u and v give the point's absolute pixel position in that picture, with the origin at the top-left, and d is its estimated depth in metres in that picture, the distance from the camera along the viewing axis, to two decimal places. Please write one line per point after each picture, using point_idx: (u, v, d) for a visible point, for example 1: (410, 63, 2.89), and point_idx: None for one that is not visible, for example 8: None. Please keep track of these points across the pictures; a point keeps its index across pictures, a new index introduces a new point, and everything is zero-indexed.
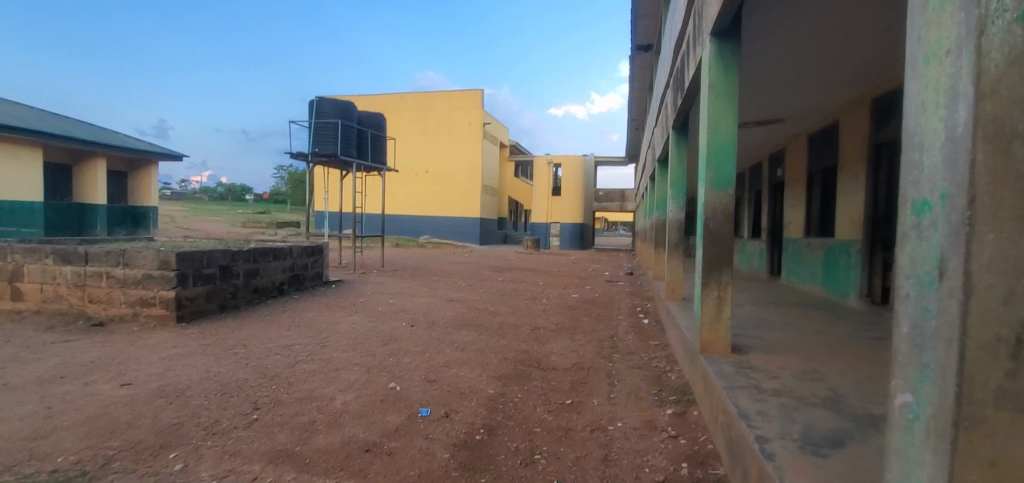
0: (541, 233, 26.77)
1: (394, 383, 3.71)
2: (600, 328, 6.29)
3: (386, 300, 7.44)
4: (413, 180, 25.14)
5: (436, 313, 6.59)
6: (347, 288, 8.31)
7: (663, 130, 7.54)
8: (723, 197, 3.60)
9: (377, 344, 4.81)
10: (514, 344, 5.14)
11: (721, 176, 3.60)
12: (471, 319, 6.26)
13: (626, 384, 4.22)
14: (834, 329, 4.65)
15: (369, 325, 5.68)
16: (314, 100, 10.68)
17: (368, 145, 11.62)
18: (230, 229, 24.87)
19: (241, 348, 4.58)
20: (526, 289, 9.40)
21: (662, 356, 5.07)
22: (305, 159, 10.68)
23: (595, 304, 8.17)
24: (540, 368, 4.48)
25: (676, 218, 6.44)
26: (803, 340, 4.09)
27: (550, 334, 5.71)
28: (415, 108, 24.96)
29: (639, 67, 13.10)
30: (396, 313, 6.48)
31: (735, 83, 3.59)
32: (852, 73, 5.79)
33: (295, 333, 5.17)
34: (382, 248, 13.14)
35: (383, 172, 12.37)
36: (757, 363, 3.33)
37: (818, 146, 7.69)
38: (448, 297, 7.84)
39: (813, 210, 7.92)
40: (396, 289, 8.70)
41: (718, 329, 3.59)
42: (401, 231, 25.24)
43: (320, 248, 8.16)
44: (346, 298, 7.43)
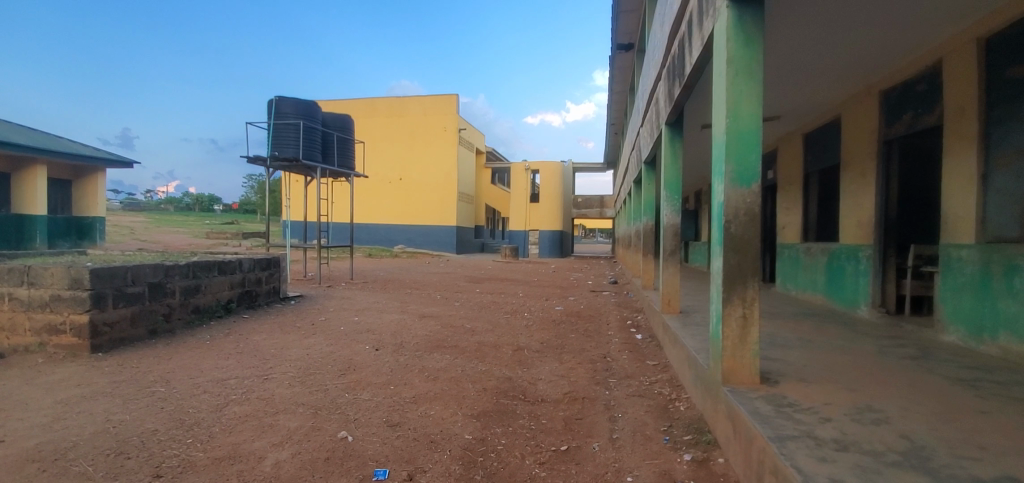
0: (519, 240, 26.17)
1: (345, 432, 2.96)
2: (590, 347, 5.62)
3: (350, 318, 6.64)
4: (386, 187, 24.22)
5: (406, 332, 5.84)
6: (307, 304, 7.48)
7: (652, 128, 6.96)
8: (745, 195, 2.97)
9: (332, 375, 4.04)
10: (495, 370, 4.42)
11: (743, 170, 2.97)
12: (446, 339, 5.52)
13: (628, 419, 3.56)
14: (860, 347, 4.08)
15: (326, 350, 4.89)
16: (274, 100, 9.85)
17: (334, 149, 10.81)
18: (192, 240, 23.53)
19: (161, 386, 3.74)
20: (505, 302, 8.70)
21: (664, 380, 4.44)
22: (263, 163, 9.82)
23: (581, 317, 7.51)
24: (527, 401, 3.78)
25: (672, 222, 5.81)
26: (834, 363, 3.51)
27: (536, 356, 5.02)
28: (388, 114, 24.16)
29: (620, 68, 12.65)
30: (361, 333, 5.70)
31: (758, 57, 2.97)
32: (860, 63, 5.31)
33: (234, 363, 4.35)
34: (351, 259, 12.27)
35: (351, 178, 11.53)
36: (797, 398, 2.71)
37: (815, 145, 7.24)
38: (421, 313, 7.07)
39: (812, 213, 7.47)
40: (362, 304, 7.90)
41: (745, 355, 2.96)
42: (374, 240, 24.26)
43: (277, 259, 7.32)
44: (305, 316, 6.61)
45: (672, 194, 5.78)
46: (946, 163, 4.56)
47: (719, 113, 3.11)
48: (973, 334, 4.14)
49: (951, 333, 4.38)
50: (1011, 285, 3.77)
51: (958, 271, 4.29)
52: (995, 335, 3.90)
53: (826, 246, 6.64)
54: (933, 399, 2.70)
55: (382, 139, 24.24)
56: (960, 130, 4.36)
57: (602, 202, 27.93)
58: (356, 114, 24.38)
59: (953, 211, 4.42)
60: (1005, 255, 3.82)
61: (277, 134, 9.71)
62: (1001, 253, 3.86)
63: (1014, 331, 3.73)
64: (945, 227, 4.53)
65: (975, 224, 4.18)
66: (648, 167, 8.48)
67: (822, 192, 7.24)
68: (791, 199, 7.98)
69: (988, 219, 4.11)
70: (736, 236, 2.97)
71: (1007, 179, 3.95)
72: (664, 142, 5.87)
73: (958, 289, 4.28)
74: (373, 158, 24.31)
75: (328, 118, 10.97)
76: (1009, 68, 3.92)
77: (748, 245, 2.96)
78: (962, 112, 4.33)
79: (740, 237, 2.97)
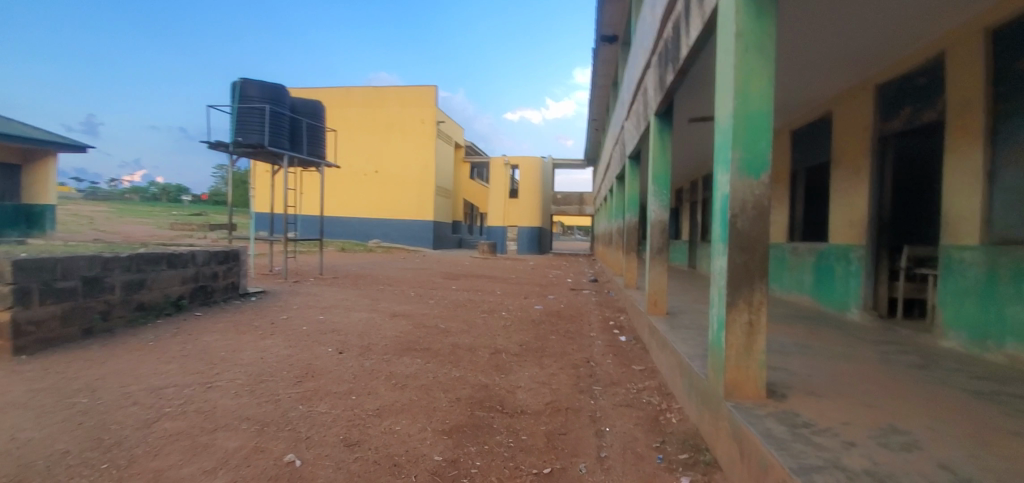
0: (497, 236, 25.78)
1: (294, 454, 2.55)
2: (573, 349, 5.29)
3: (314, 317, 6.16)
4: (361, 180, 23.52)
5: (374, 332, 5.41)
6: (269, 301, 6.96)
7: (639, 120, 6.64)
8: (753, 186, 2.63)
9: (287, 383, 3.59)
10: (470, 376, 4.04)
11: (752, 158, 2.63)
12: (418, 341, 5.11)
13: (616, 433, 3.22)
14: (861, 354, 3.82)
15: (283, 353, 4.42)
16: (238, 82, 9.26)
17: (303, 136, 10.25)
18: (155, 231, 22.50)
19: (84, 396, 3.26)
20: (483, 300, 8.32)
21: (652, 388, 4.12)
22: (225, 149, 9.22)
23: (561, 317, 7.18)
24: (505, 413, 3.40)
25: (660, 218, 5.52)
26: (839, 373, 3.22)
27: (514, 360, 4.66)
28: (364, 104, 23.46)
29: (603, 61, 12.35)
30: (324, 334, 5.23)
31: (771, 30, 2.63)
32: (858, 55, 5.06)
33: (176, 368, 3.87)
34: (321, 253, 11.71)
35: (322, 167, 10.98)
36: (812, 416, 2.39)
37: (805, 142, 7.03)
38: (391, 312, 6.63)
39: (799, 212, 7.27)
40: (330, 301, 7.41)
41: (750, 365, 2.64)
42: (348, 234, 23.58)
43: (236, 252, 6.78)
44: (265, 314, 6.11)
45: (661, 189, 5.49)
46: (948, 161, 4.34)
47: (725, 94, 2.77)
48: (976, 341, 3.93)
49: (951, 338, 4.17)
50: (1020, 289, 3.56)
51: (961, 274, 4.07)
52: (1002, 343, 3.69)
53: (814, 245, 6.44)
54: (959, 419, 2.43)
55: (357, 130, 23.54)
56: (966, 126, 4.13)
57: (581, 199, 27.76)
58: (330, 103, 23.62)
59: (955, 211, 4.21)
60: (1014, 257, 3.61)
61: (241, 118, 9.12)
62: (1009, 255, 3.65)
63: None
64: (946, 228, 4.31)
65: (980, 224, 3.97)
66: (632, 162, 8.17)
67: (810, 191, 7.03)
68: (777, 197, 7.77)
69: (994, 220, 3.90)
70: (744, 231, 2.63)
71: (1016, 178, 3.73)
72: (652, 133, 5.54)
73: (960, 294, 4.06)
74: (347, 149, 23.57)
75: (297, 103, 10.40)
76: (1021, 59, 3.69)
77: (756, 243, 2.63)
78: (967, 106, 4.11)
79: (748, 234, 2.63)
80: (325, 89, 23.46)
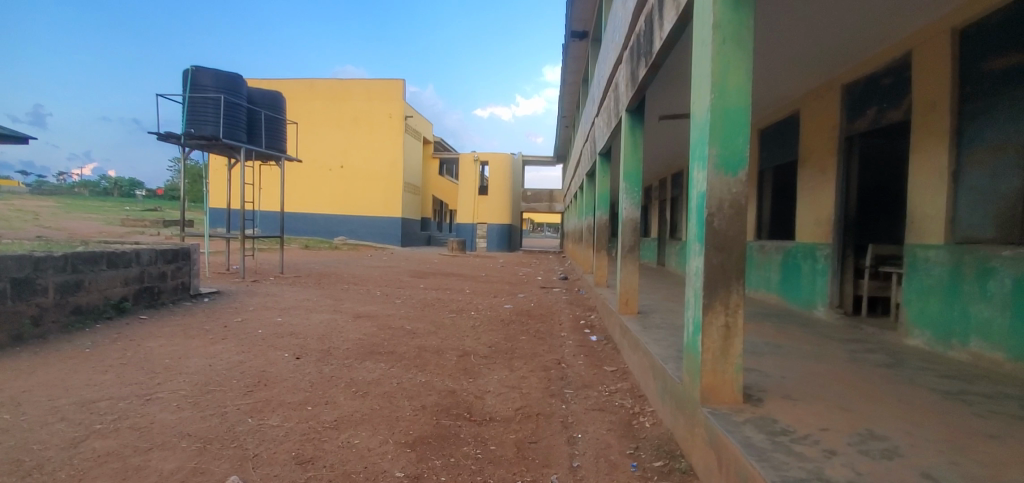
0: (467, 234, 25.52)
1: (238, 476, 2.31)
2: (543, 350, 5.15)
3: (271, 319, 5.83)
4: (326, 175, 22.88)
5: (336, 335, 5.15)
6: (223, 303, 6.59)
7: (609, 116, 6.54)
8: (731, 183, 2.51)
9: (235, 394, 3.32)
10: (436, 382, 3.84)
11: (729, 154, 2.52)
12: (382, 343, 4.87)
13: (589, 440, 3.09)
14: (830, 354, 3.80)
15: (234, 359, 4.12)
16: (190, 71, 8.81)
17: (261, 128, 9.87)
18: (104, 227, 21.30)
19: (3, 413, 2.92)
20: (451, 299, 8.11)
21: (624, 390, 4.02)
22: (176, 141, 8.74)
23: (532, 316, 7.05)
24: (472, 421, 3.22)
25: (631, 216, 5.44)
26: (813, 375, 3.17)
27: (483, 363, 4.49)
28: (328, 97, 22.82)
29: (573, 57, 12.27)
30: (281, 338, 4.94)
31: (748, 22, 2.52)
32: (826, 55, 5.07)
33: (113, 379, 3.54)
34: (282, 251, 11.26)
35: (282, 161, 10.55)
36: (790, 423, 2.30)
37: (772, 141, 7.08)
38: (355, 313, 6.36)
39: (766, 210, 7.32)
40: (290, 302, 7.08)
41: (726, 370, 2.53)
42: (313, 231, 22.91)
43: (186, 251, 6.42)
44: (218, 317, 5.76)
45: (632, 186, 5.40)
46: (913, 160, 4.39)
47: (702, 88, 2.65)
48: (940, 338, 3.98)
49: (916, 336, 4.21)
50: (984, 288, 3.60)
51: (925, 273, 4.12)
52: (966, 341, 3.74)
53: (781, 244, 6.49)
54: (935, 422, 2.39)
55: (322, 124, 22.87)
56: (931, 125, 4.16)
57: (551, 196, 27.76)
58: (293, 96, 22.88)
59: (921, 210, 4.25)
60: (978, 256, 3.66)
61: (193, 109, 8.67)
62: (974, 253, 3.70)
63: (987, 337, 3.56)
64: (911, 226, 4.35)
65: (945, 223, 4.02)
66: (603, 158, 8.09)
67: (777, 189, 7.08)
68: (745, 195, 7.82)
69: (958, 219, 3.95)
70: (722, 230, 2.52)
71: (980, 177, 3.78)
72: (623, 130, 5.42)
73: (924, 292, 4.10)
74: (311, 143, 22.88)
75: (255, 94, 9.97)
76: (985, 61, 3.74)
77: (733, 243, 2.52)
78: (933, 106, 4.15)
79: (724, 233, 2.52)
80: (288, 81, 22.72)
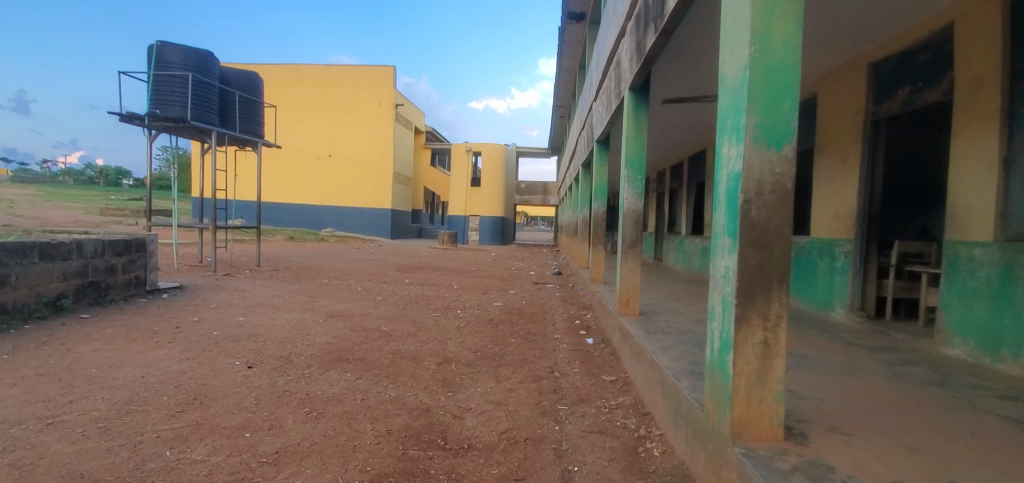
0: (458, 226, 24.91)
1: None
2: (534, 356, 4.61)
3: (232, 319, 5.24)
4: (314, 165, 22.18)
5: (301, 337, 4.58)
6: (183, 300, 6.02)
7: (609, 97, 5.96)
8: (773, 161, 1.96)
9: (159, 419, 2.75)
10: (408, 398, 3.28)
11: (771, 124, 1.96)
12: (351, 348, 4.30)
13: (588, 475, 2.54)
14: (866, 367, 3.29)
15: (174, 369, 3.54)
16: (155, 46, 8.21)
17: (234, 111, 9.27)
18: (80, 216, 20.53)
19: None
20: (436, 296, 7.54)
21: (626, 407, 3.48)
22: (139, 122, 8.13)
23: (522, 315, 6.50)
24: (447, 451, 2.67)
25: (634, 208, 4.88)
26: (858, 398, 2.64)
27: (465, 372, 3.94)
28: (315, 84, 22.08)
29: (569, 42, 11.67)
30: (237, 342, 4.34)
31: None
32: (851, 32, 4.52)
33: (18, 395, 2.98)
34: (260, 242, 10.62)
35: (259, 147, 9.92)
36: (852, 473, 1.77)
37: None
38: (328, 312, 5.77)
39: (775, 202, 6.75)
40: (259, 298, 6.49)
41: (764, 398, 2.00)
42: (300, 222, 22.25)
43: (142, 242, 5.91)
44: (171, 316, 5.19)
45: (635, 174, 4.83)
46: (954, 146, 3.86)
47: (737, 42, 2.09)
48: (986, 349, 3.45)
49: (956, 346, 3.68)
50: None
51: (969, 273, 3.60)
52: (1020, 353, 3.23)
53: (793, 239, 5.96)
54: None
55: (308, 111, 22.13)
56: (978, 106, 3.63)
57: (545, 189, 27.18)
58: (278, 82, 22.17)
59: (964, 202, 3.72)
60: None
61: (159, 87, 8.10)
62: None
63: None
64: (952, 222, 3.82)
65: (993, 218, 3.49)
66: (600, 146, 7.51)
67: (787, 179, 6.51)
68: None
69: (1010, 212, 3.42)
70: (761, 222, 1.97)
71: None
72: (626, 112, 4.86)
73: (968, 295, 3.58)
74: (297, 131, 22.12)
75: (228, 74, 9.34)
76: None
77: (775, 238, 1.97)
78: (980, 83, 3.62)
79: (764, 227, 1.97)
80: (273, 67, 21.99)
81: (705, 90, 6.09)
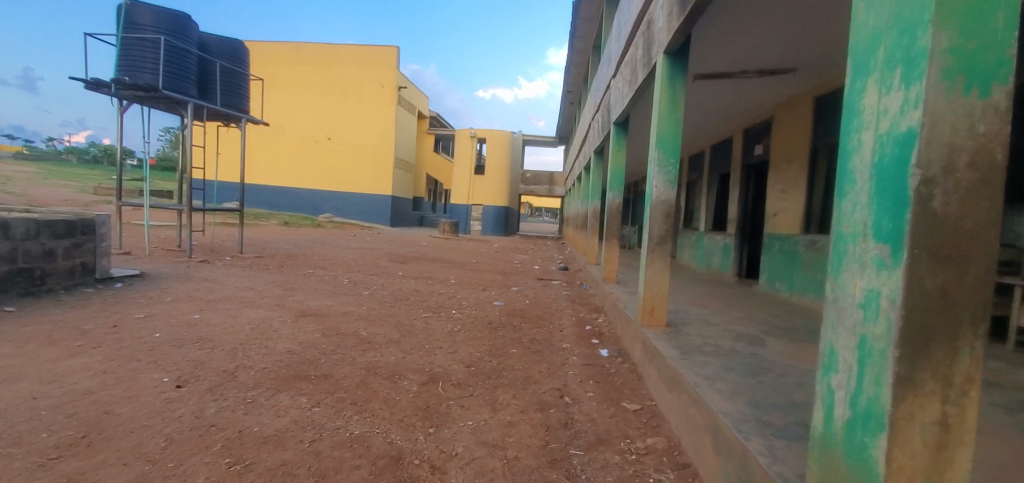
0: (461, 216, 24.09)
1: None
2: (540, 373, 3.81)
3: (184, 316, 4.43)
4: (313, 148, 21.35)
5: (258, 343, 3.80)
6: (136, 291, 5.26)
7: (635, 69, 5.12)
8: (974, 114, 1.17)
9: (19, 472, 1.96)
10: (375, 438, 2.49)
11: (975, 49, 1.17)
12: (315, 360, 3.49)
13: None
14: (982, 416, 2.47)
15: (79, 389, 2.76)
16: (125, 6, 7.46)
17: (216, 82, 8.46)
18: (69, 195, 19.79)
19: None
20: (429, 292, 6.75)
21: (660, 453, 2.66)
22: (107, 90, 7.38)
23: (526, 318, 5.69)
24: None
25: (665, 198, 4.02)
26: (1011, 478, 1.82)
27: (452, 397, 3.15)
28: (316, 63, 21.21)
29: (584, 18, 10.75)
30: (177, 349, 3.55)
31: None
32: None
33: None
34: (243, 227, 9.81)
35: (243, 123, 9.13)
36: None
37: (824, 112, 5.65)
38: (301, 310, 4.96)
39: (816, 199, 5.80)
40: (226, 289, 5.72)
41: None
42: (296, 207, 21.47)
43: (90, 223, 5.20)
44: (114, 312, 4.43)
45: (668, 156, 3.99)
46: None
47: None
48: None
49: None
50: None
51: None
52: None
53: None
54: None
55: (308, 92, 21.29)
56: None
57: (551, 180, 26.30)
58: (276, 60, 21.28)
59: None
60: None
61: (128, 53, 7.37)
62: None
63: None
64: None
65: None
66: (619, 128, 6.67)
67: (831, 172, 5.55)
68: (788, 179, 6.25)
69: None
70: (951, 220, 1.18)
71: None
72: (659, 82, 4.01)
73: None
74: (295, 112, 21.30)
75: (210, 41, 8.54)
76: None
77: (971, 249, 1.19)
78: None
79: (954, 228, 1.18)
80: (272, 45, 21.14)
81: (745, 63, 5.21)
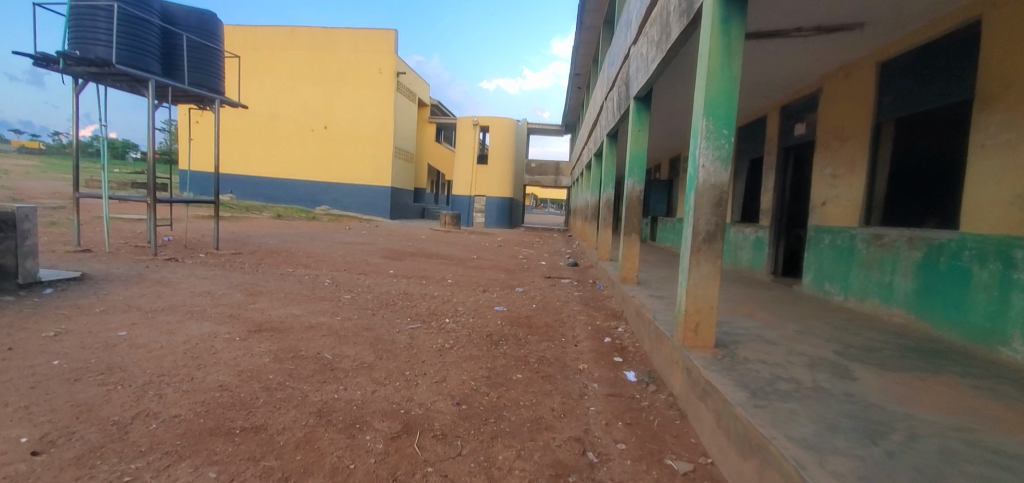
0: (463, 207, 23.04)
1: None
2: (553, 413, 2.89)
3: (107, 335, 3.54)
4: (308, 137, 20.44)
5: (183, 373, 2.91)
6: (65, 299, 4.38)
7: (666, 24, 4.15)
8: None
9: None
10: None
11: None
12: (250, 402, 2.59)
13: None
14: None
15: None
16: None
17: (182, 58, 7.54)
18: (57, 186, 18.98)
19: None
20: (420, 295, 5.83)
21: None
22: (56, 67, 6.50)
23: (533, 328, 4.78)
24: None
25: (715, 181, 3.07)
26: None
27: (430, 459, 2.24)
28: (310, 49, 20.24)
29: None
30: (70, 386, 2.67)
31: None
32: None
33: None
34: (220, 220, 8.92)
35: (217, 104, 8.23)
36: None
37: (891, 80, 4.66)
38: (257, 322, 4.07)
39: (881, 185, 4.81)
40: (178, 295, 4.83)
41: None
42: (292, 199, 20.59)
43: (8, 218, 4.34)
44: (21, 329, 3.56)
45: (719, 126, 3.05)
46: None
47: None
48: None
49: None
50: None
51: None
52: None
53: (921, 232, 4.07)
54: None
55: (302, 78, 20.35)
56: None
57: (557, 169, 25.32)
58: (269, 46, 20.35)
59: None
60: None
61: (79, 25, 6.46)
62: None
63: None
64: None
65: None
66: (639, 103, 5.67)
67: (902, 152, 4.56)
68: (841, 161, 5.27)
69: None
70: None
71: None
72: (706, 28, 3.05)
73: None
74: (289, 100, 20.38)
75: (176, 12, 7.61)
76: None
77: None
78: None
79: None
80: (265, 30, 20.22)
81: (801, 17, 4.22)
